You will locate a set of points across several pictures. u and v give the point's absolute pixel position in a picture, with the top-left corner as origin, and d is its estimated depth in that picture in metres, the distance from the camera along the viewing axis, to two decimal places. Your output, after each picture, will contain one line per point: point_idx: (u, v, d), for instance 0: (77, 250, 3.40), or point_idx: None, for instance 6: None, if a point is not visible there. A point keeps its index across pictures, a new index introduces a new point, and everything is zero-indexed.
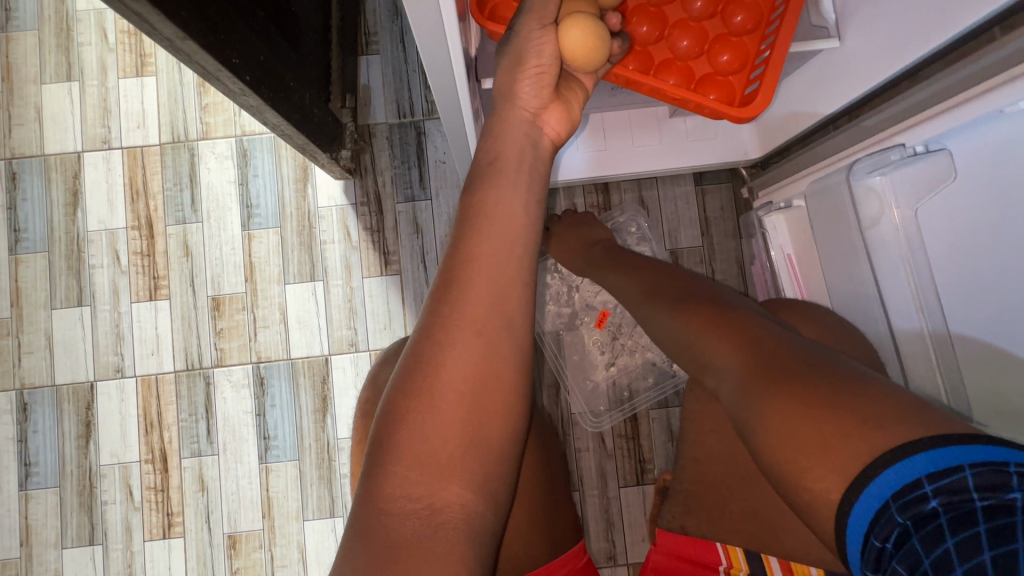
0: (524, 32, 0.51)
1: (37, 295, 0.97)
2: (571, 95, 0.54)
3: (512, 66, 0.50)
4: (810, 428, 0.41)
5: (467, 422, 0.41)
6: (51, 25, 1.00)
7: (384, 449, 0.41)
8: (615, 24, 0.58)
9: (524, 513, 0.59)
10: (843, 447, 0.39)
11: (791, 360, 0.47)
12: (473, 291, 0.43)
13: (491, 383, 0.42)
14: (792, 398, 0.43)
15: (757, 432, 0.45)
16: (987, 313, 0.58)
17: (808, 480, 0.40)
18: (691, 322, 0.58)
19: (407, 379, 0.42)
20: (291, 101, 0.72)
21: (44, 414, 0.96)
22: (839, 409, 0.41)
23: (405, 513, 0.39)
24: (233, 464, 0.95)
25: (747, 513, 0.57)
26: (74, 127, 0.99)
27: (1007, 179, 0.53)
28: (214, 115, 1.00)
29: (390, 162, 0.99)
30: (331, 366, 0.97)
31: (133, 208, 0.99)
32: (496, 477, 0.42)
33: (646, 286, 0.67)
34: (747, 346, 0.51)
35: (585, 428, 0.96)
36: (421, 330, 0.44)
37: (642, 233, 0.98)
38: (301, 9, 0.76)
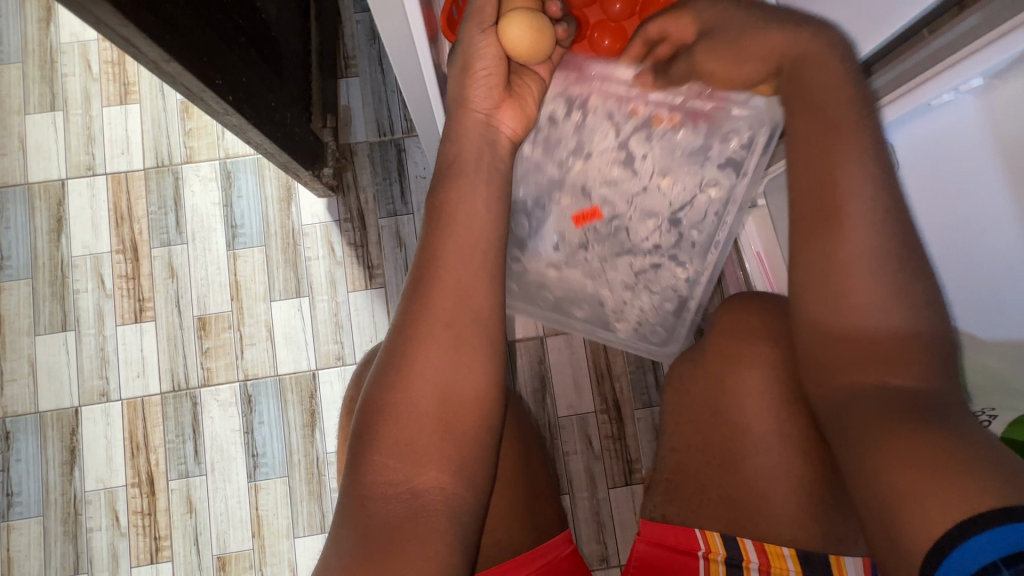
0: (467, 38, 0.55)
1: (20, 322, 0.97)
2: (522, 92, 0.58)
3: (461, 69, 0.54)
4: (947, 466, 0.37)
5: (442, 412, 0.45)
6: (35, 57, 1.02)
7: (364, 441, 0.46)
8: (557, 10, 0.64)
9: (506, 504, 0.61)
10: (976, 494, 0.35)
11: (939, 403, 0.42)
12: (441, 290, 0.47)
13: (462, 375, 0.46)
14: (932, 440, 0.39)
15: (882, 450, 0.41)
16: (962, 287, 0.62)
17: (915, 507, 0.37)
18: (871, 291, 0.46)
19: (383, 375, 0.47)
20: (273, 120, 0.74)
21: (27, 443, 0.95)
22: (986, 466, 0.36)
23: (387, 496, 0.44)
24: (221, 484, 0.95)
25: (723, 499, 0.57)
26: (59, 155, 1.01)
27: (947, 165, 0.60)
28: (198, 139, 1.02)
29: (372, 179, 1.02)
30: (319, 381, 0.97)
31: (117, 232, 1.00)
32: (472, 461, 0.46)
33: (833, 158, 0.49)
34: (905, 366, 0.44)
35: (571, 430, 0.98)
36: (394, 329, 0.48)
37: (744, 151, 0.75)
38: (281, 35, 0.80)
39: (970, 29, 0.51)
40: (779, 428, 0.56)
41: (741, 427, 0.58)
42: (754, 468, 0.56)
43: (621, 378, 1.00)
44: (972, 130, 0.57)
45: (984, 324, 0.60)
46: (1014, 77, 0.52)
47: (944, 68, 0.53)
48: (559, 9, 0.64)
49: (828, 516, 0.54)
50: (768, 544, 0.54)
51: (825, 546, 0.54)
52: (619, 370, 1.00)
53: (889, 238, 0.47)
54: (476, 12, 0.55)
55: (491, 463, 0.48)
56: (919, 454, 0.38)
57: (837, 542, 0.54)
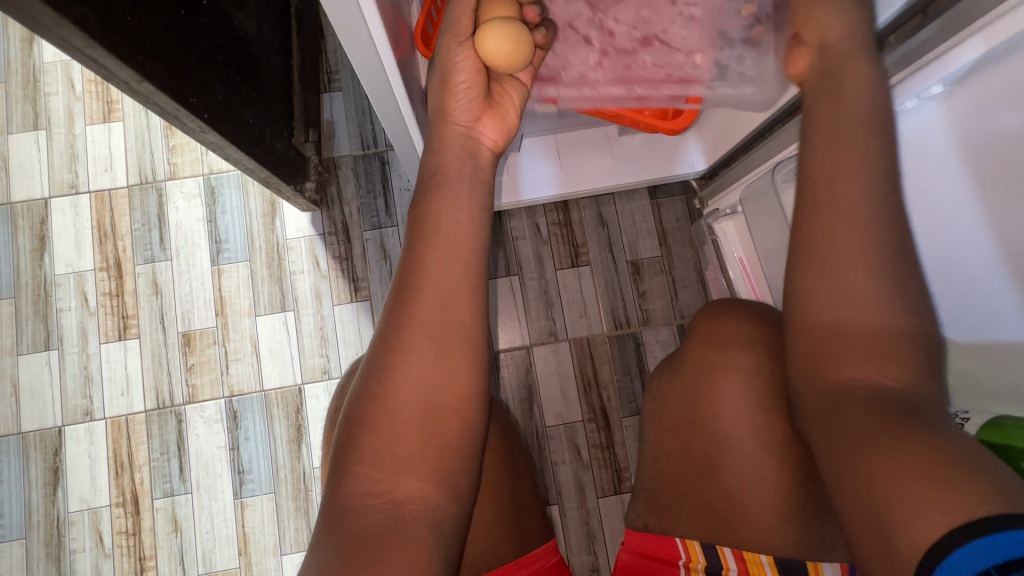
0: (445, 53, 0.57)
1: (3, 342, 0.97)
2: (503, 103, 0.59)
3: (442, 85, 0.56)
4: (939, 469, 0.37)
5: (424, 423, 0.45)
6: (18, 77, 1.03)
7: (345, 453, 0.45)
8: (534, 16, 0.63)
9: (490, 515, 0.61)
10: (971, 499, 0.35)
11: (924, 407, 0.42)
12: (422, 300, 0.48)
13: (445, 386, 0.47)
14: (921, 444, 0.39)
15: (874, 450, 0.40)
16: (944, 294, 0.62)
17: (908, 512, 0.36)
18: (857, 290, 0.45)
19: (365, 387, 0.47)
20: (252, 135, 0.74)
21: (9, 464, 0.94)
22: (974, 470, 0.36)
23: (368, 508, 0.43)
24: (207, 501, 0.94)
25: (704, 507, 0.57)
26: (42, 174, 1.01)
27: (916, 172, 0.61)
28: (181, 156, 1.03)
29: (355, 192, 1.02)
30: (305, 396, 0.97)
31: (101, 249, 1.00)
32: (454, 472, 0.46)
33: (846, 141, 0.49)
34: (888, 368, 0.44)
35: (560, 439, 0.97)
36: (375, 341, 0.48)
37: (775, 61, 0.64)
38: (260, 52, 0.81)
39: (937, 32, 0.51)
40: (757, 432, 0.56)
41: (721, 433, 0.58)
42: (733, 474, 0.56)
43: (609, 386, 0.99)
44: (938, 136, 0.58)
45: (961, 326, 0.61)
46: (974, 83, 0.52)
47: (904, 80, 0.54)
48: (536, 15, 0.63)
49: (806, 522, 0.54)
50: (746, 551, 0.54)
51: (804, 551, 0.54)
52: (606, 379, 1.00)
53: (885, 235, 0.46)
54: (453, 27, 0.57)
55: (472, 475, 0.48)
56: (909, 458, 0.38)
57: (816, 547, 0.54)
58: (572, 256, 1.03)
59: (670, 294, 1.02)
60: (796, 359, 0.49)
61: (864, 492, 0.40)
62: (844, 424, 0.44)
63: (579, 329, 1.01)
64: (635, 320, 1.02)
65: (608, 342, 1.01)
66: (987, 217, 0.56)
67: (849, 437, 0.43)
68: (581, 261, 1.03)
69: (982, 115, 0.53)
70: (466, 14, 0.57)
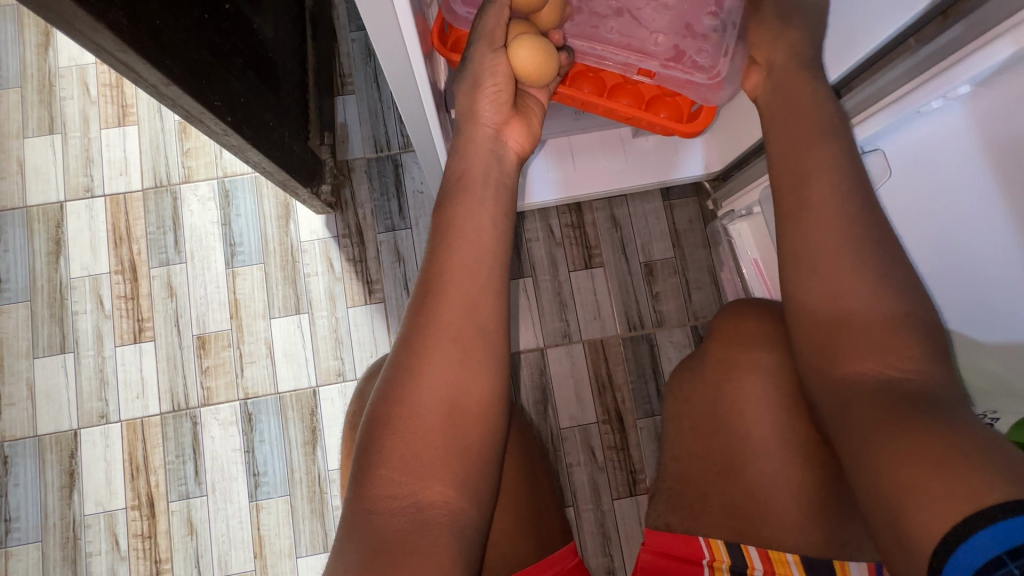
0: (478, 58, 0.58)
1: (18, 345, 0.97)
2: (527, 111, 0.61)
3: (472, 89, 0.57)
4: (949, 458, 0.37)
5: (447, 426, 0.45)
6: (33, 82, 1.03)
7: (369, 455, 0.45)
8: (559, 39, 0.65)
9: (509, 517, 0.61)
10: (980, 488, 0.35)
11: (935, 395, 0.42)
12: (447, 303, 0.48)
13: (468, 388, 0.47)
14: (932, 435, 0.38)
15: (885, 444, 0.40)
16: (967, 294, 0.62)
17: (916, 505, 0.37)
18: (854, 286, 0.46)
19: (389, 389, 0.47)
20: (270, 138, 0.75)
21: (25, 467, 0.94)
22: (986, 458, 0.36)
23: (391, 511, 0.43)
24: (223, 504, 0.94)
25: (726, 507, 0.57)
26: (57, 178, 1.01)
27: (937, 171, 0.62)
28: (196, 159, 1.03)
29: (369, 195, 1.03)
30: (319, 398, 0.97)
31: (116, 253, 1.00)
32: (478, 474, 0.46)
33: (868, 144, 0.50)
34: (895, 358, 0.44)
35: (575, 441, 0.97)
36: (399, 343, 0.48)
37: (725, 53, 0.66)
38: (278, 55, 0.81)
39: (959, 34, 0.51)
40: (780, 431, 0.56)
41: (742, 433, 0.58)
42: (756, 474, 0.56)
43: (623, 387, 0.99)
44: (962, 136, 0.58)
45: (985, 325, 0.61)
46: (999, 85, 0.52)
47: (927, 80, 0.54)
48: (560, 37, 0.65)
49: (832, 520, 0.54)
50: (771, 551, 0.54)
51: (829, 550, 0.54)
52: (620, 380, 1.00)
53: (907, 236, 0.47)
54: (487, 32, 0.58)
55: (495, 478, 0.48)
56: (916, 450, 0.38)
57: (843, 547, 0.54)
58: (585, 258, 1.03)
59: (683, 295, 1.02)
60: (801, 356, 0.50)
61: (878, 486, 0.40)
62: (857, 419, 0.44)
63: (593, 330, 1.01)
64: (649, 322, 1.02)
65: (622, 344, 1.01)
66: (1014, 220, 0.56)
67: (862, 432, 0.43)
68: (594, 263, 1.03)
69: (1005, 115, 0.53)
70: (500, 21, 0.58)
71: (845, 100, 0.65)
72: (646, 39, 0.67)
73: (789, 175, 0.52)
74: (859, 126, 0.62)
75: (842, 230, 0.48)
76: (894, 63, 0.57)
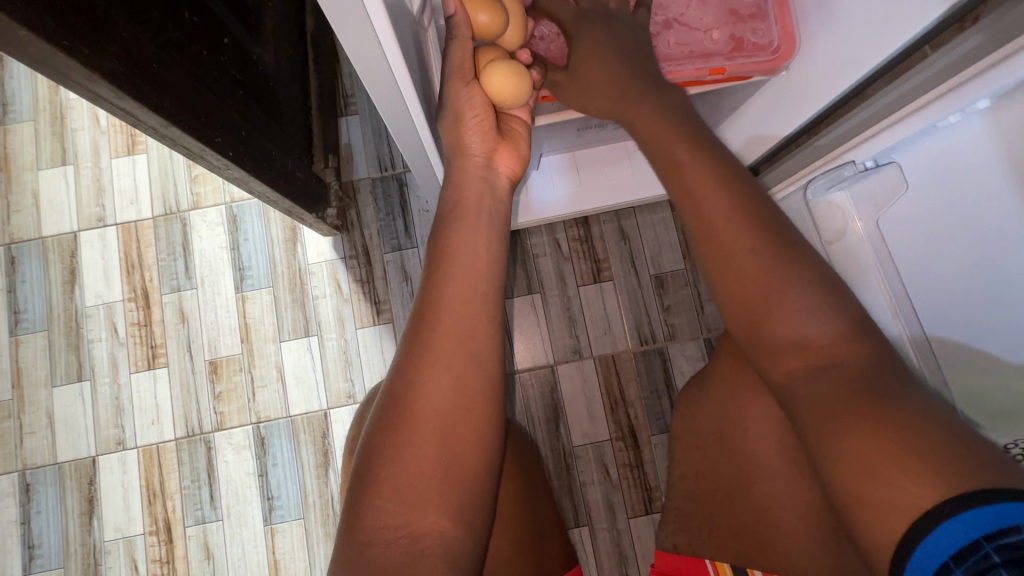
0: (452, 93, 0.55)
1: (37, 374, 0.99)
2: (513, 133, 0.60)
3: (454, 124, 0.55)
4: (883, 457, 0.37)
5: (442, 454, 0.45)
6: (46, 115, 1.05)
7: (364, 485, 0.44)
8: (526, 56, 0.61)
9: (507, 540, 0.60)
10: (916, 493, 0.35)
11: (869, 373, 0.42)
12: (443, 330, 0.47)
13: (462, 415, 0.46)
14: (869, 432, 0.38)
15: (825, 449, 0.41)
16: (970, 307, 0.59)
17: (867, 518, 0.37)
18: (779, 293, 0.48)
19: (384, 417, 0.46)
20: (274, 168, 0.75)
21: (46, 494, 0.95)
22: (920, 448, 0.36)
23: (386, 542, 0.42)
24: (238, 528, 0.95)
25: (734, 529, 0.55)
26: (71, 209, 1.03)
27: (949, 185, 0.58)
28: (204, 185, 1.04)
29: (375, 215, 1.02)
30: (331, 420, 0.97)
31: (129, 281, 1.01)
32: (471, 503, 0.45)
33: None
34: (828, 352, 0.45)
35: (588, 459, 0.96)
36: (393, 371, 0.48)
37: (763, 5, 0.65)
38: (278, 82, 0.81)
39: (977, 45, 0.48)
40: (784, 450, 0.55)
41: (748, 454, 0.56)
42: (762, 495, 0.55)
43: (636, 404, 0.98)
44: (980, 149, 0.54)
45: (1008, 344, 0.56)
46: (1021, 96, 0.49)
47: (936, 100, 0.53)
48: (528, 55, 0.61)
49: (835, 540, 0.51)
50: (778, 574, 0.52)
51: None
52: (632, 396, 0.98)
53: (778, 241, 0.50)
54: (457, 65, 0.55)
55: (491, 508, 0.47)
56: (857, 453, 0.38)
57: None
58: (594, 272, 1.02)
59: (696, 308, 1.00)
60: (750, 358, 0.52)
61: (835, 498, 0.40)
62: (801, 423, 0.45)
63: (603, 347, 0.99)
64: (660, 335, 1.00)
65: (633, 359, 0.99)
66: None
67: (805, 440, 0.44)
68: (603, 277, 1.02)
69: None
70: (465, 52, 0.55)
71: (818, 138, 0.68)
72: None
73: (717, 188, 0.52)
74: (872, 142, 0.61)
75: (753, 240, 0.50)
76: (912, 73, 0.54)
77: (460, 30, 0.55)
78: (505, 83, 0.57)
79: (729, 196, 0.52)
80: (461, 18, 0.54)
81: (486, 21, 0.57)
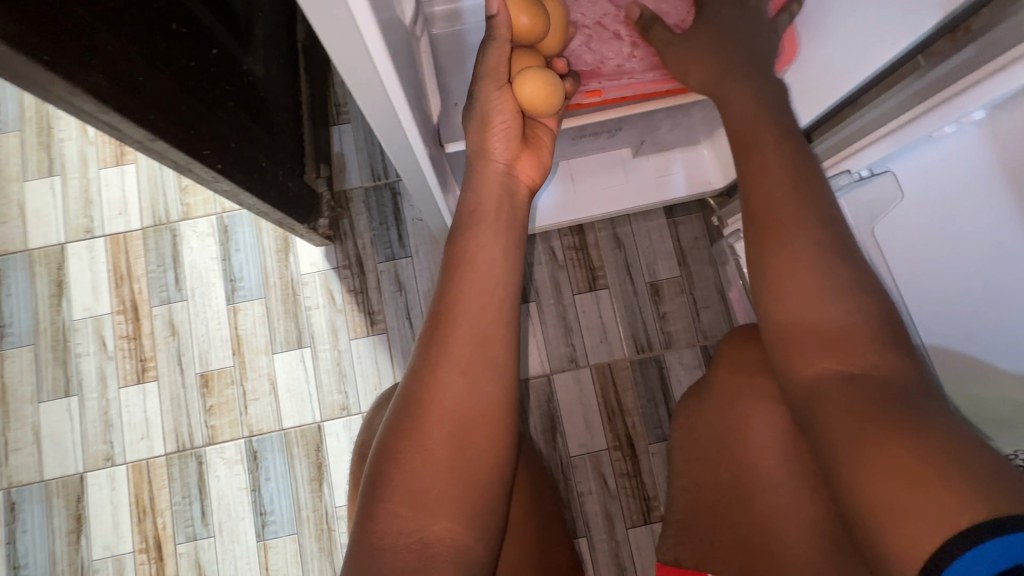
0: (483, 96, 0.55)
1: (23, 390, 0.97)
2: (537, 140, 0.59)
3: (480, 128, 0.55)
4: (919, 469, 0.36)
5: (456, 459, 0.44)
6: (32, 125, 1.04)
7: (377, 488, 0.43)
8: (562, 65, 0.62)
9: (515, 545, 0.58)
10: (952, 507, 0.34)
11: (902, 385, 0.42)
12: (460, 333, 0.47)
13: (478, 420, 0.45)
14: (905, 441, 0.37)
15: (855, 455, 0.39)
16: (967, 313, 0.59)
17: (896, 529, 0.36)
18: (817, 290, 0.46)
19: (398, 420, 0.45)
20: (264, 179, 0.74)
21: (32, 513, 0.93)
22: (956, 464, 0.35)
23: (398, 545, 0.41)
24: (230, 545, 0.93)
25: (735, 542, 0.54)
26: (58, 221, 1.01)
27: (946, 195, 0.58)
28: (194, 196, 1.03)
29: (368, 224, 1.01)
30: (325, 433, 0.96)
31: (118, 293, 1.00)
32: (484, 510, 0.44)
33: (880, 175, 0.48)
34: (862, 358, 0.44)
35: (585, 469, 0.95)
36: (410, 372, 0.47)
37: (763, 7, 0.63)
38: (269, 92, 0.80)
39: (971, 57, 0.48)
40: (787, 462, 0.54)
41: (751, 465, 0.56)
42: (764, 504, 0.54)
43: (634, 412, 0.97)
44: (971, 162, 0.55)
45: (1004, 353, 0.56)
46: (1013, 109, 0.49)
47: (926, 111, 0.53)
48: (563, 64, 0.62)
49: (841, 550, 0.50)
50: None
51: None
52: (630, 405, 0.97)
53: (823, 234, 0.48)
54: (493, 69, 0.55)
55: (503, 515, 0.46)
56: (892, 461, 0.37)
57: None
58: (589, 280, 1.01)
59: (692, 315, 1.00)
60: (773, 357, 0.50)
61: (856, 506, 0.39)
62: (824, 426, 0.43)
63: (600, 355, 0.99)
64: (657, 343, 0.99)
65: (630, 367, 0.99)
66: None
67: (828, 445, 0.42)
68: (599, 285, 1.01)
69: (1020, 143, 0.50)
70: (502, 56, 0.54)
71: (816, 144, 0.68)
72: (620, 59, 0.66)
73: (778, 171, 0.51)
74: (864, 152, 0.60)
75: (801, 228, 0.48)
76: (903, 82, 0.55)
77: (499, 32, 0.54)
78: (537, 90, 0.56)
79: (774, 181, 0.50)
80: (500, 18, 0.53)
81: (526, 24, 0.57)
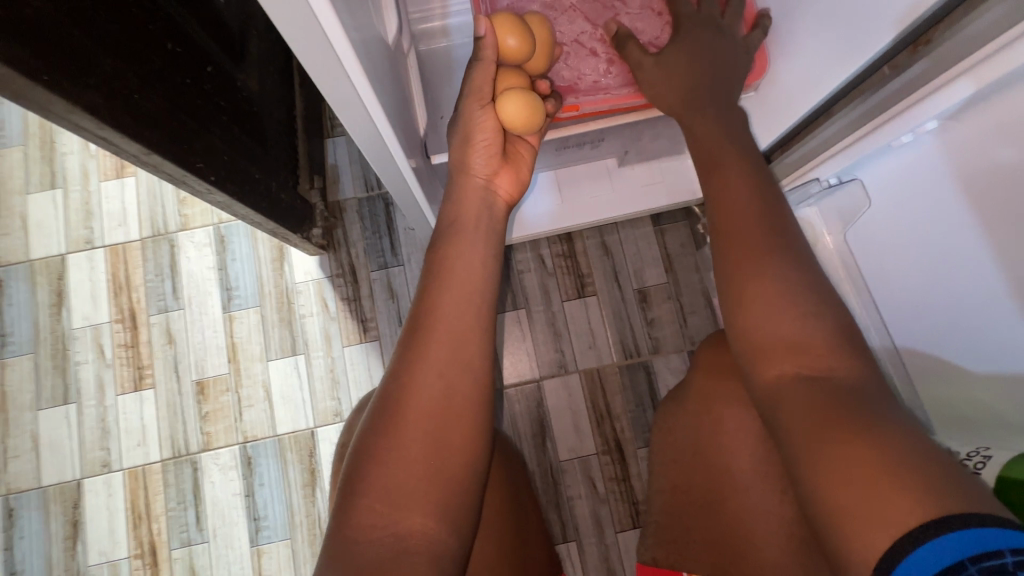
0: (466, 114, 0.58)
1: (23, 398, 0.99)
2: (517, 156, 0.62)
3: (462, 144, 0.58)
4: (873, 473, 0.37)
5: (429, 457, 0.45)
6: (36, 139, 1.07)
7: (354, 484, 0.45)
8: (546, 87, 0.62)
9: (493, 541, 0.59)
10: (903, 509, 0.35)
11: (861, 391, 0.43)
12: (436, 338, 0.49)
13: (452, 421, 0.47)
14: (861, 446, 0.38)
15: (813, 459, 0.40)
16: (936, 317, 0.60)
17: (851, 532, 0.36)
18: (777, 301, 0.48)
19: (376, 420, 0.47)
20: (257, 190, 0.76)
21: (30, 519, 0.95)
22: (907, 467, 0.36)
23: (371, 540, 0.42)
24: (224, 550, 0.94)
25: (710, 542, 0.56)
26: (59, 232, 1.04)
27: (914, 203, 0.59)
28: (192, 207, 1.05)
29: (361, 234, 1.04)
30: (318, 439, 0.97)
31: (116, 302, 1.02)
32: (456, 502, 0.46)
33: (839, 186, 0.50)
34: (822, 365, 0.45)
35: (575, 474, 0.96)
36: (388, 375, 0.49)
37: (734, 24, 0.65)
38: (263, 107, 0.82)
39: (924, 71, 0.50)
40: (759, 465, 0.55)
41: (725, 468, 0.57)
42: (738, 506, 0.55)
43: (622, 417, 0.98)
44: (933, 170, 0.56)
45: (972, 355, 0.57)
46: (967, 119, 0.51)
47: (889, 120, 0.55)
48: (547, 86, 0.62)
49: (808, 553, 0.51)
50: None
51: None
52: (618, 409, 0.99)
53: (784, 249, 0.50)
54: (475, 88, 0.57)
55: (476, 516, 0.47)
56: (847, 465, 0.38)
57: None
58: (578, 287, 1.03)
59: (680, 321, 1.02)
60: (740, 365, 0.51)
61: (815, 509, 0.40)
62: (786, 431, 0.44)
63: (589, 361, 1.00)
64: (644, 348, 1.01)
65: (618, 372, 1.00)
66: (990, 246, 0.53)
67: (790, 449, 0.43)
68: (587, 292, 1.03)
69: (978, 151, 0.52)
70: (486, 76, 0.57)
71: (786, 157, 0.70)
72: (596, 74, 0.68)
73: (738, 187, 0.54)
74: (834, 160, 0.63)
75: (761, 242, 0.51)
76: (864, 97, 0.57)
77: (485, 53, 0.57)
78: (518, 109, 0.57)
79: (735, 200, 0.53)
80: (487, 41, 0.56)
81: (513, 46, 0.59)
